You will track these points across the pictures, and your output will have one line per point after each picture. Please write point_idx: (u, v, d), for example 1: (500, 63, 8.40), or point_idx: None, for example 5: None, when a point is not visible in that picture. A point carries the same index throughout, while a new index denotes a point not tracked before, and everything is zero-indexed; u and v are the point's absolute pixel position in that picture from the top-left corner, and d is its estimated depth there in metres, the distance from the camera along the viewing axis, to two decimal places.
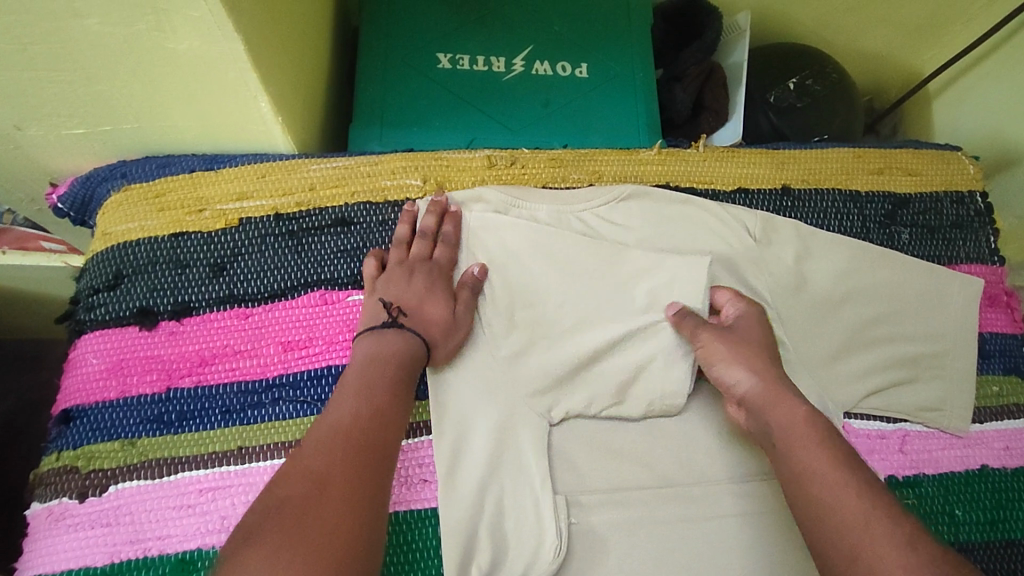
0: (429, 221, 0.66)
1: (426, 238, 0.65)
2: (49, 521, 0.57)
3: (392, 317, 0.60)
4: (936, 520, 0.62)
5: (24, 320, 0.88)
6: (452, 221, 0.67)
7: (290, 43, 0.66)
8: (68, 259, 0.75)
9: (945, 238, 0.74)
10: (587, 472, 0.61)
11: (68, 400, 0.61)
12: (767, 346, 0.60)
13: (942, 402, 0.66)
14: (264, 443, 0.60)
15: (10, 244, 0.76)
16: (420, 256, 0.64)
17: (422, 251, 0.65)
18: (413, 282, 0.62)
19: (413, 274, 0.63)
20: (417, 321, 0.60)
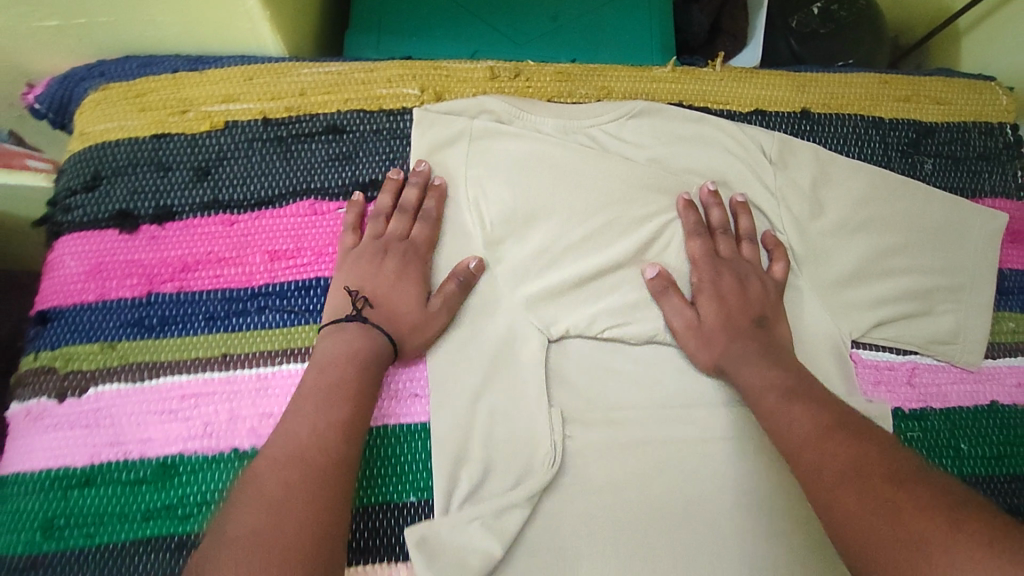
0: (411, 193, 0.61)
1: (407, 213, 0.61)
2: (27, 420, 0.55)
3: (356, 308, 0.56)
4: (938, 454, 0.60)
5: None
6: (434, 198, 0.61)
7: None
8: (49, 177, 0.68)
9: (970, 170, 0.69)
10: (582, 389, 0.59)
11: (44, 301, 0.58)
12: (758, 284, 0.60)
13: (955, 335, 0.63)
14: (250, 352, 0.58)
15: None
16: (398, 235, 0.60)
17: (400, 229, 0.60)
18: (384, 267, 0.58)
19: (386, 254, 0.59)
20: (371, 291, 0.57)
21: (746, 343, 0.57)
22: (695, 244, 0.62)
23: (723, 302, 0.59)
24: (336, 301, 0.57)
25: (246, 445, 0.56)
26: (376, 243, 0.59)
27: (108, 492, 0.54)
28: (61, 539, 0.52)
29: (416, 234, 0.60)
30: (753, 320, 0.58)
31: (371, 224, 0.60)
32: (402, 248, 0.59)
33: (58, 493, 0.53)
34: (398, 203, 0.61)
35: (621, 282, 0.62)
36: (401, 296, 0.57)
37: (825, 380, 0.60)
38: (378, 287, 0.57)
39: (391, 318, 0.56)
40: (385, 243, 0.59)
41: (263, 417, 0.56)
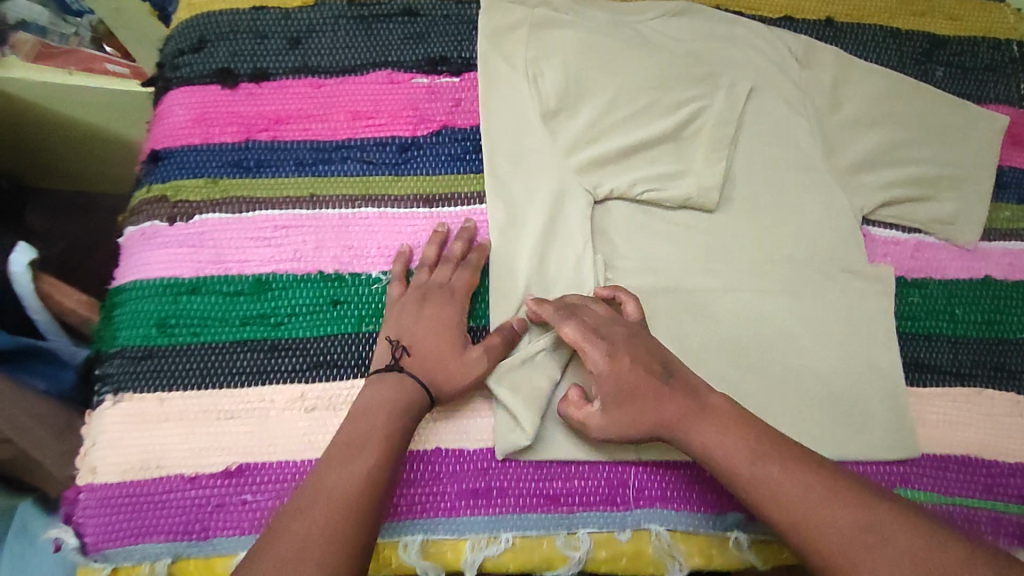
0: (456, 246, 0.64)
1: (450, 263, 0.63)
2: (142, 240, 0.64)
3: (395, 358, 0.58)
4: (935, 317, 0.68)
5: (111, 112, 0.98)
6: (477, 253, 0.64)
7: None
8: (120, 84, 0.94)
9: (977, 79, 0.76)
10: (620, 246, 0.68)
11: (156, 144, 0.67)
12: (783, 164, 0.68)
13: (957, 217, 0.71)
14: (334, 194, 0.66)
15: (80, 61, 0.97)
16: (438, 280, 0.62)
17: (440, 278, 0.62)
18: (424, 315, 0.60)
19: (424, 301, 0.60)
20: (412, 344, 0.59)
21: (657, 394, 0.56)
22: (571, 328, 0.59)
23: (626, 362, 0.57)
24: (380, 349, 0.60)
25: (330, 270, 0.64)
26: (416, 290, 0.61)
27: (212, 301, 0.62)
28: (173, 335, 0.62)
29: (455, 282, 0.62)
30: (658, 373, 0.57)
31: (414, 274, 0.62)
32: (439, 294, 0.61)
33: (170, 298, 0.62)
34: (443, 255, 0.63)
35: (659, 156, 0.70)
36: (437, 343, 0.59)
37: (836, 245, 0.69)
38: (418, 337, 0.59)
39: (428, 367, 0.58)
40: (425, 292, 0.61)
41: (344, 248, 0.64)
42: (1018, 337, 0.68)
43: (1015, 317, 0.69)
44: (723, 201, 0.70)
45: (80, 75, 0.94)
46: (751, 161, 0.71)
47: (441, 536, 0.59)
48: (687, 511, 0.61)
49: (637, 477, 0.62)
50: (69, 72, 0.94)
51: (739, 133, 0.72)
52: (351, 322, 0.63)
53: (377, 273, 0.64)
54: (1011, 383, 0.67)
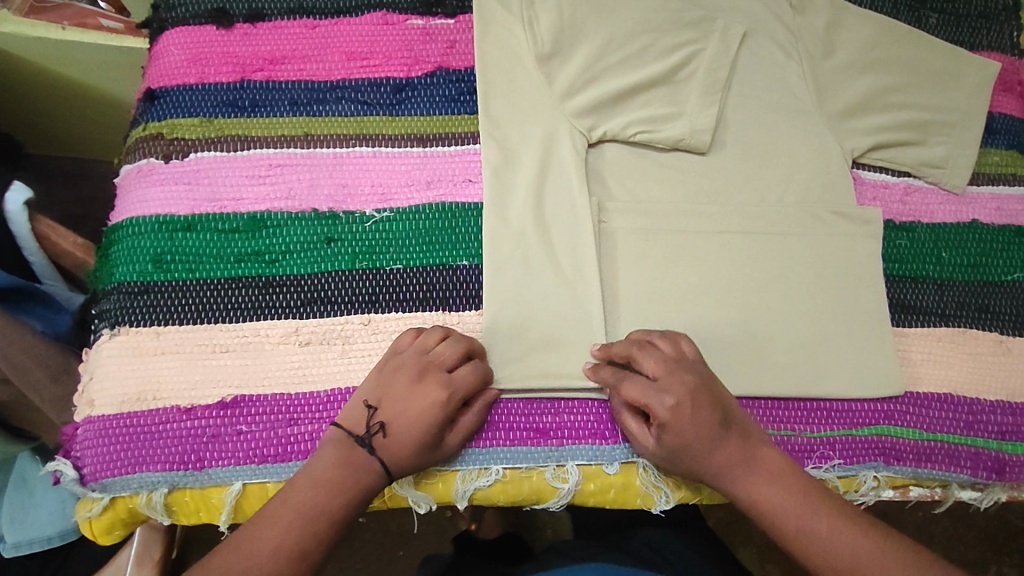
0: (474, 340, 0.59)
1: (456, 348, 0.57)
2: (138, 177, 0.64)
3: (369, 431, 0.54)
4: (922, 259, 0.68)
5: (104, 67, 0.97)
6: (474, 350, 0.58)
7: None
8: (113, 40, 0.92)
9: (970, 26, 0.76)
10: (615, 186, 0.68)
11: (152, 83, 0.67)
12: None
13: (945, 161, 0.71)
14: (328, 133, 0.66)
15: (72, 17, 0.96)
16: (441, 366, 0.56)
17: (445, 361, 0.56)
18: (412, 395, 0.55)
19: (416, 384, 0.55)
20: (389, 421, 0.55)
21: (711, 440, 0.55)
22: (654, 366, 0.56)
23: (689, 419, 0.55)
24: (356, 415, 0.56)
25: (324, 208, 0.64)
26: (416, 363, 0.56)
27: (206, 238, 0.62)
28: (169, 271, 0.61)
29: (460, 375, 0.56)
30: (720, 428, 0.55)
31: (418, 347, 0.57)
32: (437, 381, 0.55)
33: (165, 235, 0.62)
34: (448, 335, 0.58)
35: (652, 100, 0.70)
36: (415, 424, 0.54)
37: (827, 184, 0.69)
38: (398, 413, 0.55)
39: (394, 451, 0.54)
40: (423, 368, 0.56)
41: (338, 187, 0.65)
42: (1004, 280, 0.69)
43: (1001, 261, 0.69)
44: (715, 144, 0.70)
45: (73, 30, 0.92)
46: (743, 105, 0.71)
47: (431, 468, 0.58)
48: None
49: None
50: (61, 27, 0.91)
51: (733, 78, 0.72)
52: (345, 259, 0.63)
53: (371, 211, 0.64)
54: (994, 323, 0.67)
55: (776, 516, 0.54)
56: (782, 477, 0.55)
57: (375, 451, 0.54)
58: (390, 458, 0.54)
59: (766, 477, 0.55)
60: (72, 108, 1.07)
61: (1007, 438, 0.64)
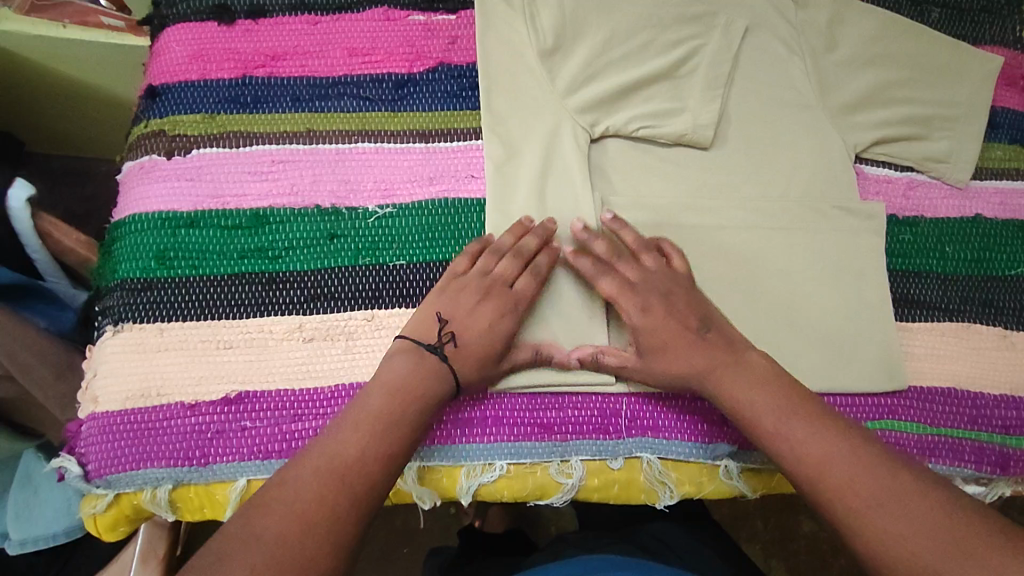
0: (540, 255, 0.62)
1: (518, 262, 0.61)
2: (140, 174, 0.64)
3: (442, 338, 0.57)
4: (925, 254, 0.69)
5: (105, 65, 0.97)
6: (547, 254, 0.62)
7: None
8: (115, 39, 0.92)
9: (972, 21, 0.76)
10: (618, 182, 0.68)
11: (154, 79, 0.67)
12: None
13: (948, 155, 0.71)
14: (331, 129, 0.66)
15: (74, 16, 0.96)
16: (506, 279, 0.60)
17: (510, 273, 0.60)
18: (478, 308, 0.59)
19: (486, 297, 0.59)
20: (459, 332, 0.58)
21: (690, 345, 0.58)
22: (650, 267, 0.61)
23: (661, 311, 0.59)
24: (426, 321, 0.58)
25: (327, 204, 0.64)
26: (484, 279, 0.60)
27: (209, 234, 0.62)
28: (172, 268, 0.61)
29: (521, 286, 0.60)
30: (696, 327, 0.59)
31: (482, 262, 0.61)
32: (506, 297, 0.59)
33: (168, 231, 0.62)
34: (517, 245, 0.61)
35: (655, 95, 0.70)
36: (484, 337, 0.58)
37: (831, 179, 0.69)
38: (466, 324, 0.58)
39: (465, 364, 0.57)
40: (489, 284, 0.60)
41: (341, 183, 0.65)
42: (1007, 274, 0.69)
43: (1005, 255, 0.69)
44: (718, 139, 0.70)
45: (74, 29, 0.92)
46: (746, 99, 0.71)
47: (436, 463, 0.58)
48: (681, 441, 0.60)
49: (630, 407, 0.61)
50: (62, 26, 0.91)
51: (735, 73, 0.72)
52: (348, 254, 0.63)
53: (374, 207, 0.64)
54: (998, 318, 0.67)
55: (783, 452, 0.53)
56: (767, 381, 0.56)
57: (448, 360, 0.56)
58: (462, 369, 0.57)
59: (751, 380, 0.56)
60: (73, 107, 1.08)
61: (1011, 432, 0.64)
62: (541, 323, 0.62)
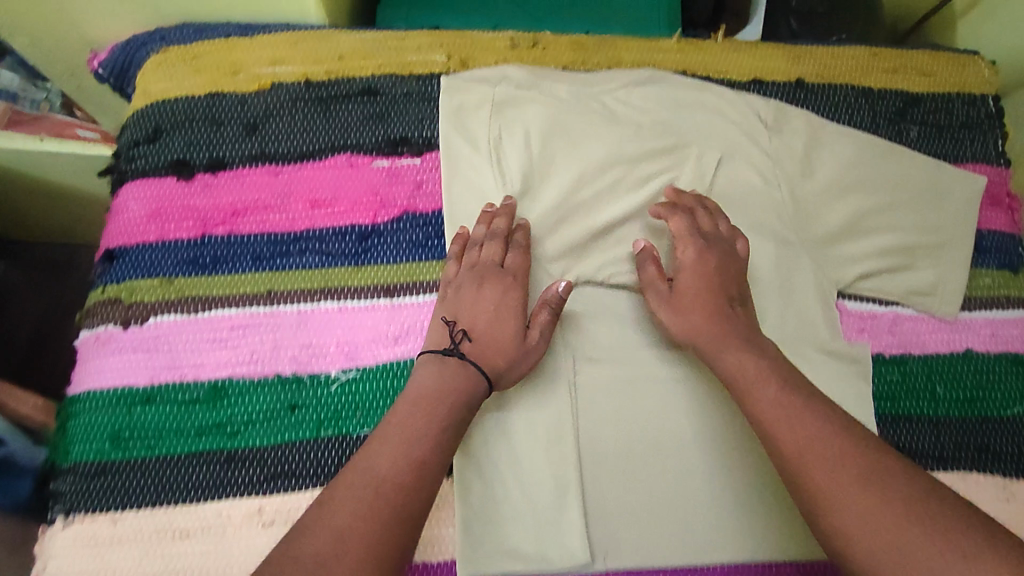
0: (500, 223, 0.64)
1: (497, 242, 0.63)
2: (96, 345, 0.62)
3: (454, 341, 0.59)
4: (914, 396, 0.66)
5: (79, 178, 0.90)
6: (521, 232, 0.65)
7: None
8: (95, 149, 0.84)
9: (952, 137, 0.74)
10: (592, 332, 0.65)
11: (110, 241, 0.65)
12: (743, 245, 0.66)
13: (934, 288, 0.69)
14: (292, 289, 0.64)
15: (51, 126, 0.90)
16: (493, 261, 0.62)
17: (494, 257, 0.63)
18: (481, 293, 0.61)
19: (482, 283, 0.61)
20: (471, 327, 0.59)
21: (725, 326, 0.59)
22: (691, 256, 0.63)
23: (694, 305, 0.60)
24: (435, 333, 0.60)
25: (289, 371, 0.62)
26: (474, 270, 0.62)
27: (167, 410, 0.60)
28: (127, 449, 0.59)
29: (511, 263, 0.63)
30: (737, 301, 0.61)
31: (467, 254, 0.64)
32: (498, 276, 0.62)
33: (123, 408, 0.60)
34: (490, 230, 0.64)
35: (626, 235, 0.69)
36: (500, 325, 0.60)
37: (812, 324, 0.66)
38: (477, 323, 0.60)
39: (485, 353, 0.58)
40: (480, 270, 0.62)
41: (303, 347, 0.63)
42: (1003, 414, 0.65)
43: (999, 393, 0.66)
44: None
45: (52, 141, 0.83)
46: None
47: None
48: None
49: None
50: (38, 138, 0.82)
51: None
52: (309, 426, 0.60)
53: (337, 373, 0.62)
54: (996, 464, 0.64)
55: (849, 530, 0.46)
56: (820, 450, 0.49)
57: (468, 356, 0.58)
58: (487, 363, 0.58)
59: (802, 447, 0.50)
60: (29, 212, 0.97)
61: None
62: (506, 504, 0.59)
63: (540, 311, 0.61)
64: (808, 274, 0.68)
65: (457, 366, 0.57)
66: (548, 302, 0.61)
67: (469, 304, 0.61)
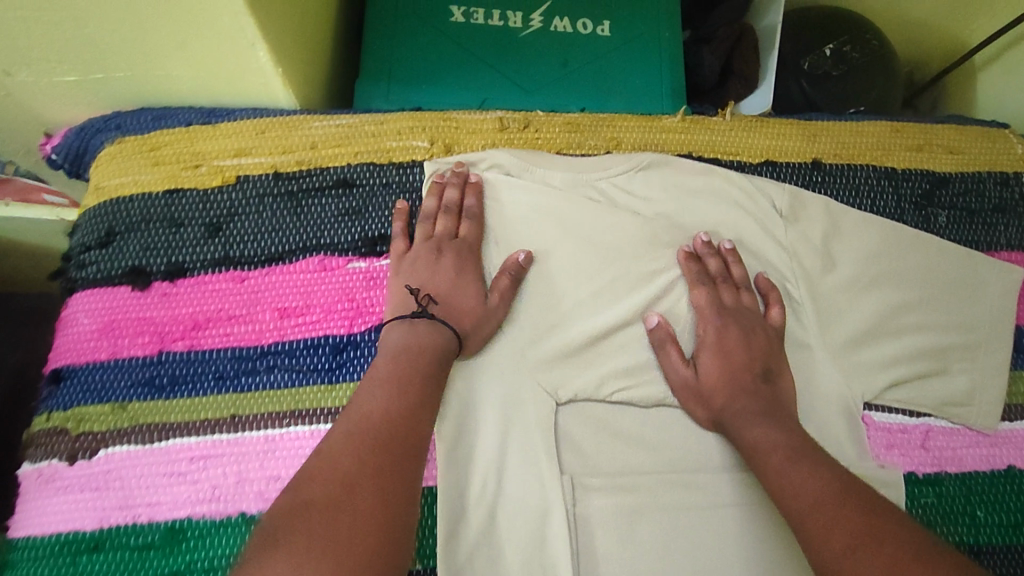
0: (451, 193, 0.62)
1: (451, 214, 0.61)
2: (38, 482, 0.55)
3: (420, 305, 0.56)
4: (954, 521, 0.59)
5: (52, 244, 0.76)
6: (473, 194, 0.62)
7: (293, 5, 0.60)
8: (67, 216, 0.69)
9: (985, 223, 0.68)
10: (595, 455, 0.59)
11: (58, 360, 0.59)
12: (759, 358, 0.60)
13: (969, 397, 0.63)
14: (259, 413, 0.58)
15: (11, 194, 0.71)
16: (447, 234, 0.60)
17: (448, 228, 0.61)
18: (442, 262, 0.59)
19: (440, 254, 0.59)
20: (439, 293, 0.57)
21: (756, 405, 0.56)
22: (711, 364, 0.59)
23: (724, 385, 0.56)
24: (396, 300, 0.57)
25: (254, 509, 0.55)
26: (429, 243, 0.59)
27: (116, 558, 0.53)
28: None
29: (467, 233, 0.61)
30: (759, 374, 0.59)
31: (420, 226, 0.61)
32: (456, 247, 0.60)
33: (67, 558, 0.53)
34: (440, 204, 0.61)
35: (629, 340, 0.62)
36: (463, 289, 0.58)
37: (837, 444, 0.60)
38: (443, 288, 0.58)
39: (453, 312, 0.57)
40: (438, 243, 0.60)
41: (271, 480, 0.56)
42: None
43: None
44: None
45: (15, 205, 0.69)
46: None
47: None
48: None
49: None
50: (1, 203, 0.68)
51: None
52: None
53: None
54: None
55: None
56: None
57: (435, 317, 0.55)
58: (452, 319, 0.56)
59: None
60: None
61: None
62: None
63: (500, 276, 0.60)
64: (832, 380, 0.62)
65: (427, 328, 0.55)
66: (508, 269, 0.60)
67: (423, 269, 0.58)
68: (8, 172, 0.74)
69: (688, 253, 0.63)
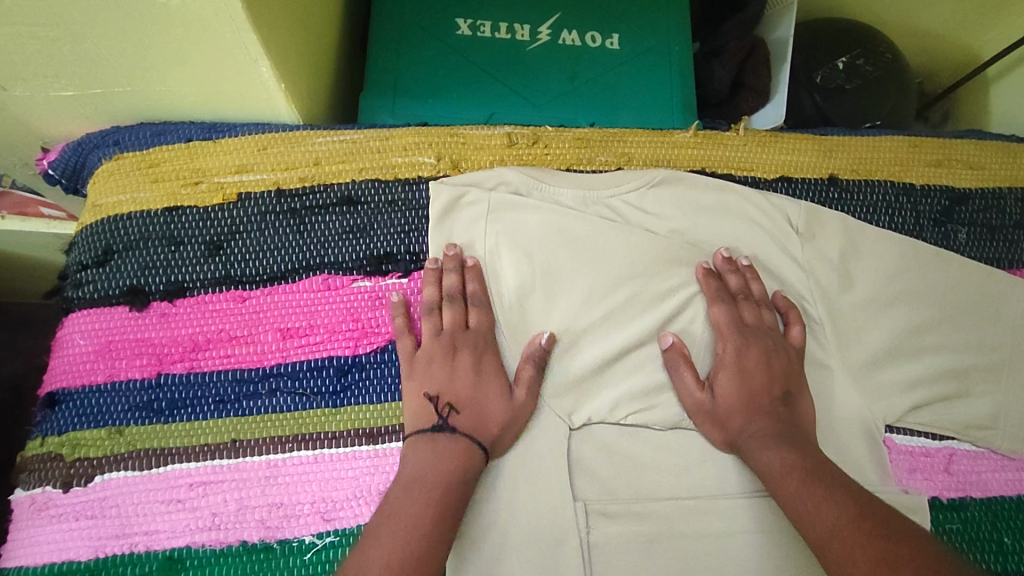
0: (451, 280, 0.59)
1: (457, 303, 0.58)
2: (31, 510, 0.54)
3: (442, 416, 0.54)
4: (980, 549, 0.57)
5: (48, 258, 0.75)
6: (475, 278, 0.60)
7: (297, 19, 0.59)
8: (63, 230, 0.68)
9: (1006, 239, 0.66)
10: (607, 481, 0.57)
11: (53, 383, 0.57)
12: (776, 380, 0.57)
13: (994, 420, 0.61)
14: (260, 437, 0.56)
15: (9, 209, 0.71)
16: (458, 327, 0.58)
17: (457, 319, 0.58)
18: (459, 364, 0.56)
19: (456, 353, 0.56)
20: (459, 401, 0.55)
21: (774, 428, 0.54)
22: (728, 387, 0.57)
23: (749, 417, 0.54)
24: (416, 408, 0.55)
25: (256, 537, 0.53)
26: (441, 340, 0.57)
27: None
28: None
29: (477, 325, 0.58)
30: (778, 395, 0.57)
31: (429, 321, 0.58)
32: (470, 341, 0.57)
33: None
34: (446, 293, 0.59)
35: (642, 361, 0.60)
36: (486, 392, 0.56)
37: (857, 469, 0.58)
38: (462, 394, 0.55)
39: (480, 421, 0.54)
40: (451, 340, 0.57)
41: (273, 507, 0.54)
42: None
43: None
44: None
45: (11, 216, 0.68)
46: None
47: None
48: None
49: None
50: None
51: None
52: None
53: (311, 538, 0.53)
54: None
55: None
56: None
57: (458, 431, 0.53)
58: (475, 432, 0.54)
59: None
60: None
61: None
62: None
63: (521, 367, 0.57)
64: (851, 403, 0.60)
65: (453, 443, 0.52)
66: (530, 356, 0.58)
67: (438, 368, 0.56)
68: (5, 185, 0.73)
69: (705, 270, 0.62)
